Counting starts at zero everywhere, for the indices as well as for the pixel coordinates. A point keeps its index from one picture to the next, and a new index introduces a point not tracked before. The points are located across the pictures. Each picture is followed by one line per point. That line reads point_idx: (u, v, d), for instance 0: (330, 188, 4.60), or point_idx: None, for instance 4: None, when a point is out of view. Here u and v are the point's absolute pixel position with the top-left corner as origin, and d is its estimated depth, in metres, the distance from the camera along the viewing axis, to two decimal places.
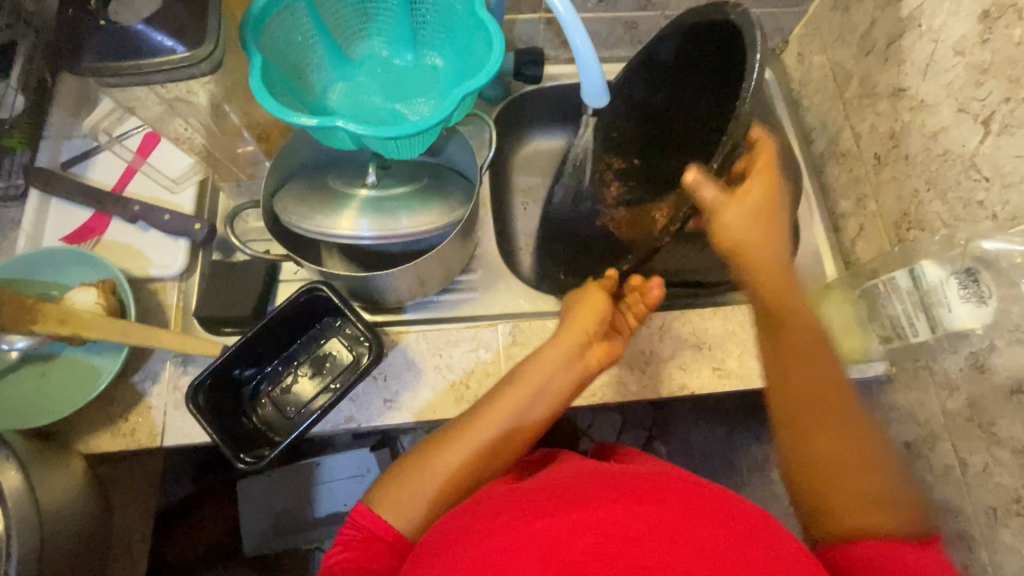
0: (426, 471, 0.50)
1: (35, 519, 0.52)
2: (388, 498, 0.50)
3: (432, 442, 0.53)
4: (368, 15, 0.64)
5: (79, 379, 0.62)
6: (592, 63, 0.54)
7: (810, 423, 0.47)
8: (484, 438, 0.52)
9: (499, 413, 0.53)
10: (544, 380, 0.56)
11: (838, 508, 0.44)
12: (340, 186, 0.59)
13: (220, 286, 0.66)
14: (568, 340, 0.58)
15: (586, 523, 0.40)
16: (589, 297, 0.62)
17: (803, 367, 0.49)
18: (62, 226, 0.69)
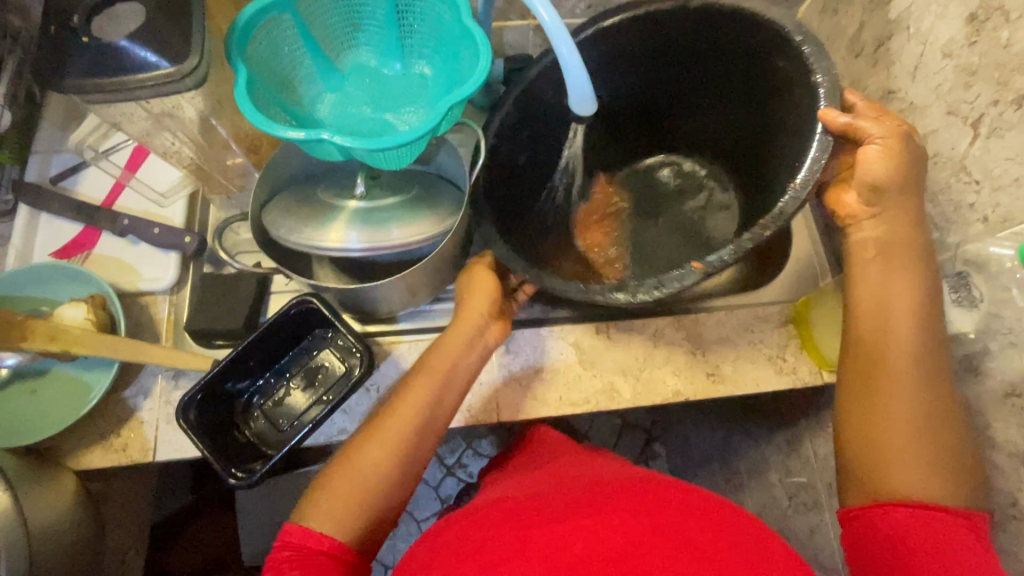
0: (353, 478, 0.51)
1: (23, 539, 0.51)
2: (323, 507, 0.50)
3: (362, 436, 0.54)
4: (355, 25, 0.63)
5: (69, 394, 0.62)
6: (579, 72, 0.54)
7: (894, 375, 0.48)
8: (400, 436, 0.53)
9: (411, 409, 0.54)
10: (452, 365, 0.57)
11: (893, 470, 0.46)
12: (329, 198, 0.59)
13: (211, 299, 0.66)
14: (468, 324, 0.59)
15: (550, 540, 0.41)
16: (476, 281, 0.60)
17: (891, 321, 0.50)
18: (51, 241, 0.68)
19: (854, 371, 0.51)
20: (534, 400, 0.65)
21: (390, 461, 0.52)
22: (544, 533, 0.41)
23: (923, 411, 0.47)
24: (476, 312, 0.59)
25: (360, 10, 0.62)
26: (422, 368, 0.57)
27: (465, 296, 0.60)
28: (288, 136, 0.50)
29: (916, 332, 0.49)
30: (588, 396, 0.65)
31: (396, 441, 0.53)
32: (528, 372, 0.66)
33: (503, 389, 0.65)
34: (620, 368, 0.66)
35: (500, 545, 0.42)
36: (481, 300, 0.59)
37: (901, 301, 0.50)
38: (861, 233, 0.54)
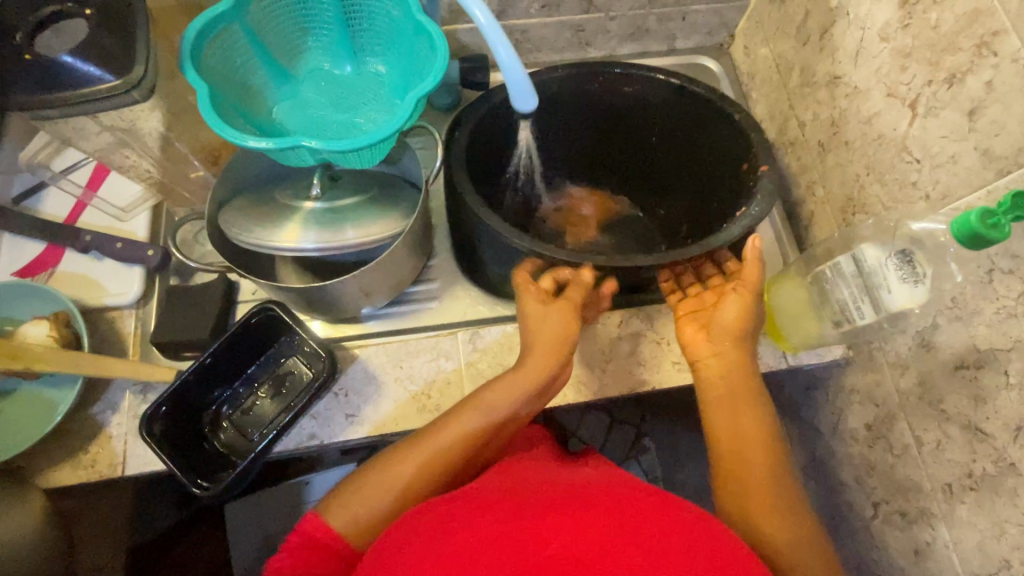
0: (382, 490, 0.51)
1: None
2: (346, 507, 0.50)
3: (409, 441, 0.54)
4: (304, 28, 0.64)
5: (35, 413, 0.61)
6: (516, 68, 0.55)
7: (765, 507, 0.51)
8: (433, 458, 0.53)
9: (463, 433, 0.54)
10: (520, 400, 0.55)
11: None
12: (285, 200, 0.59)
13: (177, 311, 0.66)
14: (540, 366, 0.56)
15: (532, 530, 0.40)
16: (551, 313, 0.57)
17: (747, 449, 0.54)
18: (15, 261, 0.68)
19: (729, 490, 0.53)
20: None
21: (422, 471, 0.52)
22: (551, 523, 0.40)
23: (799, 531, 0.50)
24: (551, 351, 0.57)
25: (307, 13, 0.63)
26: (477, 398, 0.56)
27: (539, 320, 0.57)
28: (256, 144, 0.50)
29: (775, 488, 0.52)
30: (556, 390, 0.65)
31: (440, 450, 0.53)
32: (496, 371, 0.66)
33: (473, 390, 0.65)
34: (587, 361, 0.66)
35: (501, 530, 0.40)
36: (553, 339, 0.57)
37: (749, 433, 0.54)
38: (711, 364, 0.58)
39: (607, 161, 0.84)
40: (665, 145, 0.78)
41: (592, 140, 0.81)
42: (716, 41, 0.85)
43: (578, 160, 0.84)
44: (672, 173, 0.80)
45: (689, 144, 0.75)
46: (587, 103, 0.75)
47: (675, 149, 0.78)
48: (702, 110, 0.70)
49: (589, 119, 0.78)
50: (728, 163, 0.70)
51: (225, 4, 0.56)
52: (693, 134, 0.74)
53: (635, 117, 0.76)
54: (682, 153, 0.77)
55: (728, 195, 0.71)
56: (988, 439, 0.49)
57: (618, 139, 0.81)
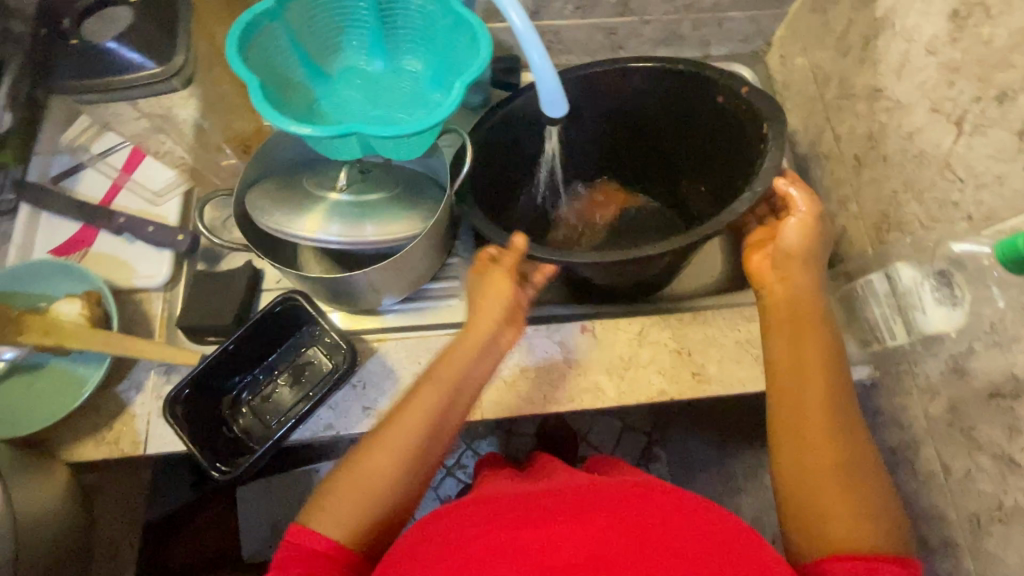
0: (360, 483, 0.51)
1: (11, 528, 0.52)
2: (328, 512, 0.50)
3: (377, 433, 0.54)
4: (341, 29, 0.64)
5: (63, 388, 0.63)
6: (549, 75, 0.55)
7: (811, 423, 0.50)
8: (396, 445, 0.53)
9: (418, 410, 0.54)
10: (461, 373, 0.57)
11: (832, 524, 0.46)
12: (311, 187, 0.60)
13: (203, 296, 0.67)
14: (481, 329, 0.58)
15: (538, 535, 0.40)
16: (486, 288, 0.59)
17: (804, 371, 0.53)
18: (51, 238, 0.70)
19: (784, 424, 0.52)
20: (518, 400, 0.65)
21: (394, 464, 0.52)
22: (567, 528, 0.40)
23: (836, 454, 0.49)
24: (488, 318, 0.59)
25: (346, 13, 0.63)
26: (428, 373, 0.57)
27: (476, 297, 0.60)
28: (307, 130, 0.51)
29: (831, 435, 0.49)
30: (572, 395, 0.65)
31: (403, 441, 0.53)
32: (513, 373, 0.66)
33: (488, 389, 0.65)
34: (604, 367, 0.66)
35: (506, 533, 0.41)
36: (495, 305, 0.59)
37: (805, 357, 0.53)
38: (772, 292, 0.58)
39: (624, 148, 0.82)
40: (683, 132, 0.76)
41: (611, 128, 0.78)
42: (751, 48, 0.84)
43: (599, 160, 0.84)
44: (690, 160, 0.78)
45: (708, 132, 0.72)
46: (612, 104, 0.74)
47: (689, 136, 0.76)
48: (716, 115, 0.69)
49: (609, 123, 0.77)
50: (745, 152, 0.67)
51: (267, 2, 0.57)
52: (713, 121, 0.71)
53: (654, 105, 0.74)
54: (699, 141, 0.75)
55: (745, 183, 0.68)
56: (1021, 471, 0.47)
57: (633, 128, 0.78)
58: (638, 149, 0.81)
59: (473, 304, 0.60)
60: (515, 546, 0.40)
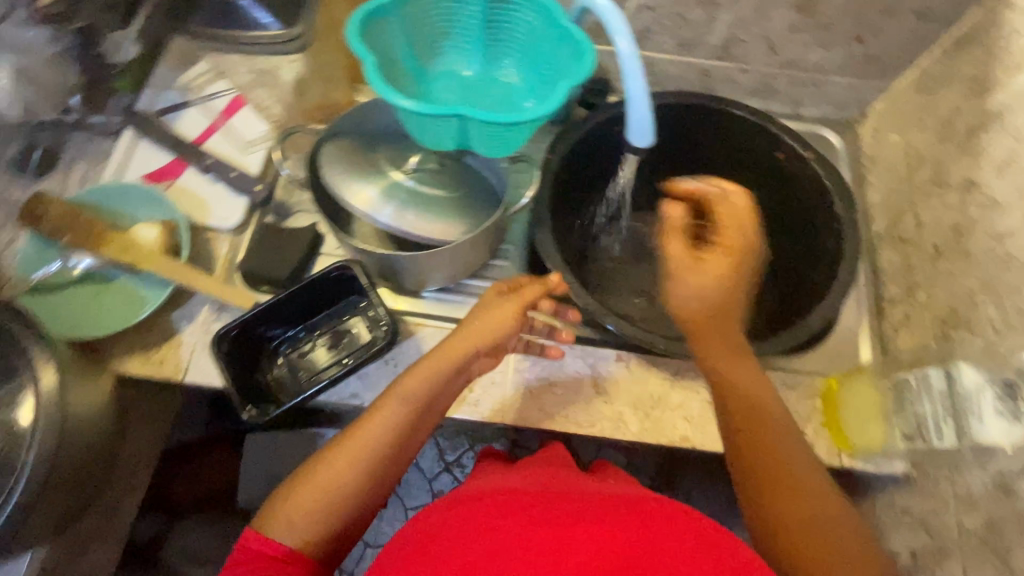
0: (318, 487, 0.52)
1: (59, 420, 0.54)
2: (284, 515, 0.51)
3: (340, 440, 0.55)
4: (445, 33, 0.67)
5: (125, 304, 0.67)
6: (643, 104, 0.55)
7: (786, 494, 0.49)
8: (358, 457, 0.54)
9: (379, 420, 0.55)
10: (422, 389, 0.56)
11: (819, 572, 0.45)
12: (383, 162, 0.65)
13: (268, 248, 0.71)
14: (450, 352, 0.58)
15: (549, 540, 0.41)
16: (470, 321, 0.59)
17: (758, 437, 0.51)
18: (144, 166, 0.75)
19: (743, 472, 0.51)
20: (541, 412, 0.65)
21: (352, 472, 0.53)
22: (579, 528, 0.41)
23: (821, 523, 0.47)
24: (471, 338, 0.58)
25: (453, 18, 0.65)
26: (399, 386, 0.57)
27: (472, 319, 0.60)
28: (420, 109, 0.53)
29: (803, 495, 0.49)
30: (594, 420, 0.65)
31: (362, 453, 0.54)
32: (540, 385, 0.66)
33: (514, 394, 0.66)
34: (632, 401, 0.65)
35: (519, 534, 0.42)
36: (491, 331, 0.59)
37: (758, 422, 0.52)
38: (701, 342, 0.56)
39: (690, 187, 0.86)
40: (749, 184, 0.80)
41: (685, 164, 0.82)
42: (846, 116, 0.82)
43: (662, 193, 0.87)
44: (750, 213, 0.83)
45: (777, 193, 0.77)
46: (697, 138, 0.78)
47: (756, 191, 0.80)
48: (795, 182, 0.74)
49: (688, 154, 0.81)
50: (817, 222, 0.72)
51: None
52: (785, 186, 0.75)
53: (734, 153, 0.78)
54: (764, 196, 0.79)
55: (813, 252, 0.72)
56: None
57: (704, 168, 0.82)
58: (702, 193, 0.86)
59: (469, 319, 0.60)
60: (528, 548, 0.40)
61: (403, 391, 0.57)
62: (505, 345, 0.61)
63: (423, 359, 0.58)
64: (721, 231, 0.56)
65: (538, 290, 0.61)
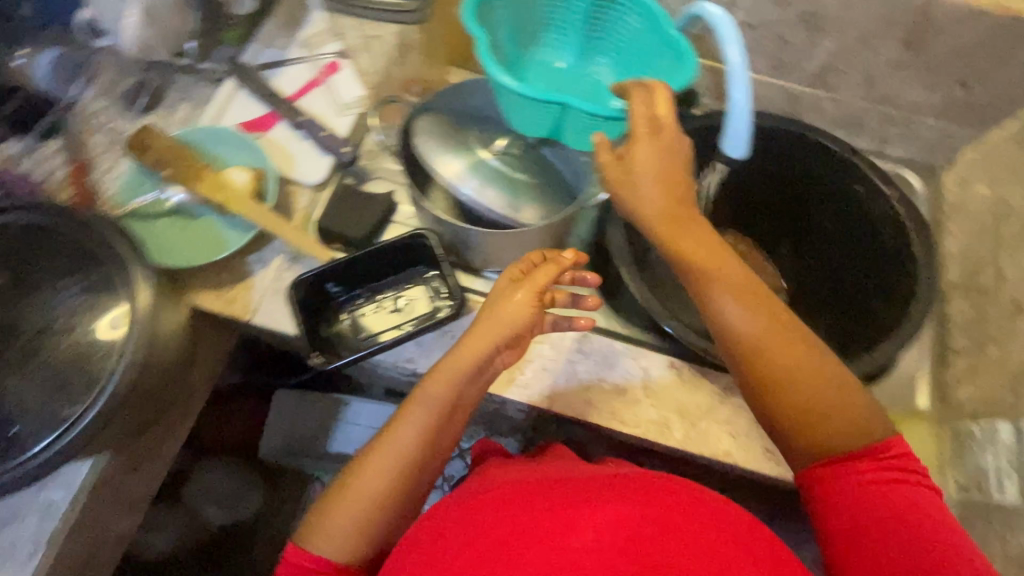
0: (352, 500, 0.54)
1: (149, 338, 0.57)
2: (322, 529, 0.53)
3: (367, 450, 0.57)
4: (546, 25, 0.69)
5: (207, 241, 0.71)
6: (744, 117, 0.55)
7: (764, 356, 0.53)
8: (384, 466, 0.55)
9: (405, 428, 0.56)
10: (446, 389, 0.58)
11: (812, 416, 0.51)
12: (473, 140, 0.68)
13: (345, 208, 0.74)
14: (466, 356, 0.58)
15: (552, 528, 0.46)
16: (477, 330, 0.59)
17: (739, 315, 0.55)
18: (241, 115, 0.78)
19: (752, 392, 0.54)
20: (588, 406, 0.66)
21: (382, 481, 0.55)
22: (588, 519, 0.46)
23: (795, 375, 0.52)
24: (490, 333, 0.59)
25: (557, 11, 0.67)
26: (418, 394, 0.58)
27: (487, 310, 0.60)
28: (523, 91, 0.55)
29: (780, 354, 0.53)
30: (639, 422, 0.65)
31: (392, 461, 0.55)
32: (589, 379, 0.67)
33: (563, 384, 0.67)
34: (679, 409, 0.66)
35: (525, 522, 0.47)
36: (507, 324, 0.59)
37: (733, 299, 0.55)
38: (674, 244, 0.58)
39: (763, 210, 0.86)
40: (825, 214, 0.80)
41: (761, 187, 0.83)
42: (930, 160, 0.81)
43: (736, 213, 0.88)
44: (824, 242, 0.82)
45: (854, 227, 0.76)
46: (776, 164, 0.78)
47: (831, 223, 0.79)
48: (871, 219, 0.73)
49: (761, 178, 0.81)
50: (893, 261, 0.71)
51: None
52: (861, 222, 0.75)
53: (809, 182, 0.78)
54: (838, 228, 0.79)
55: (886, 290, 0.72)
56: None
57: (779, 192, 0.82)
58: (777, 217, 0.86)
59: (485, 312, 0.60)
60: (534, 535, 0.46)
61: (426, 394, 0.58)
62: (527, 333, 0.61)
63: (443, 363, 0.59)
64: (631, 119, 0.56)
65: (550, 273, 0.60)
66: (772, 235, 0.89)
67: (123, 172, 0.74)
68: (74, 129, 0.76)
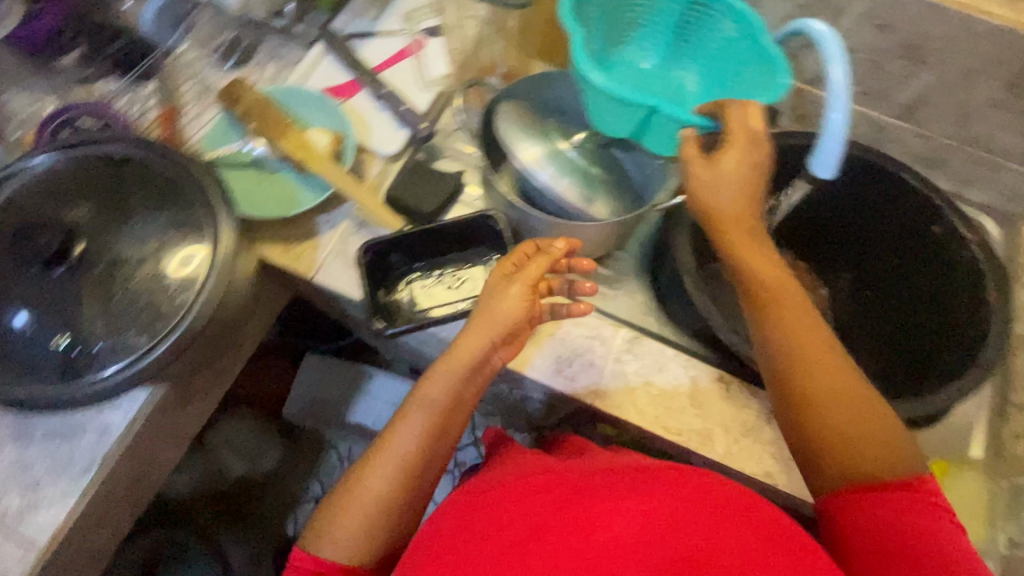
0: (356, 505, 0.54)
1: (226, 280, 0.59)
2: (326, 534, 0.54)
3: (370, 453, 0.57)
4: (637, 25, 0.69)
5: (281, 197, 0.73)
6: (837, 138, 0.53)
7: (821, 372, 0.53)
8: (388, 472, 0.55)
9: (405, 431, 0.57)
10: (446, 385, 0.58)
11: (857, 443, 0.50)
12: (551, 130, 0.69)
13: (415, 182, 0.75)
14: (461, 354, 0.58)
15: (575, 518, 0.47)
16: (472, 328, 0.59)
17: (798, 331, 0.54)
18: (324, 80, 0.80)
19: (797, 418, 0.53)
20: (632, 407, 0.66)
21: (385, 486, 0.55)
22: (611, 512, 0.47)
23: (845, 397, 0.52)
24: (488, 328, 0.58)
25: (650, 13, 0.67)
26: (417, 395, 0.58)
27: (484, 302, 0.59)
28: (617, 92, 0.55)
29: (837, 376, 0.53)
30: (683, 430, 0.65)
31: (393, 464, 0.55)
32: (637, 381, 0.67)
33: (610, 382, 0.67)
34: (725, 422, 0.65)
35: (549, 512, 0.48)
36: (502, 320, 0.59)
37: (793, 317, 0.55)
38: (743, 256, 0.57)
39: (831, 236, 0.85)
40: (896, 250, 0.78)
41: (832, 213, 0.82)
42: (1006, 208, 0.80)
43: (802, 236, 0.86)
44: (889, 277, 0.80)
45: (927, 266, 0.74)
46: (852, 194, 0.77)
47: (903, 261, 0.78)
48: (947, 261, 0.71)
49: (832, 203, 0.80)
50: (964, 308, 0.69)
51: None
52: (935, 263, 0.73)
53: (883, 216, 0.76)
54: (908, 266, 0.77)
55: (952, 337, 0.70)
56: None
57: (850, 221, 0.81)
58: (843, 245, 0.85)
59: (479, 309, 0.60)
60: (557, 524, 0.47)
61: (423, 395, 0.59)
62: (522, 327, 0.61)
63: (438, 363, 0.59)
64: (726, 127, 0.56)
65: (544, 264, 0.60)
66: (832, 263, 0.87)
67: (209, 120, 0.77)
68: (168, 74, 0.79)
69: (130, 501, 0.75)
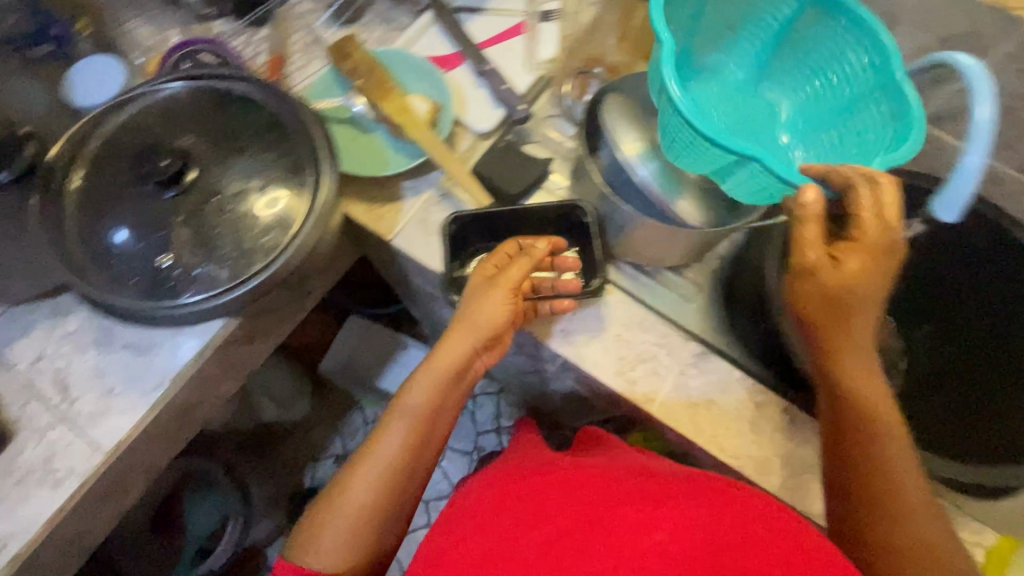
0: (344, 509, 0.55)
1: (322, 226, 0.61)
2: (313, 541, 0.54)
3: (355, 460, 0.58)
4: (735, 26, 0.65)
5: (373, 156, 0.74)
6: (969, 180, 0.51)
7: (884, 453, 0.53)
8: (373, 480, 0.56)
9: (388, 441, 0.58)
10: (429, 389, 0.60)
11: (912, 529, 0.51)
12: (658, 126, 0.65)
13: (504, 162, 0.75)
14: (444, 361, 0.61)
15: (619, 525, 0.46)
16: (451, 336, 0.61)
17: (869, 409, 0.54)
18: (429, 49, 0.81)
19: (854, 493, 0.54)
20: (691, 422, 0.65)
21: (370, 492, 0.56)
22: (659, 520, 0.46)
23: (903, 480, 0.53)
24: (470, 332, 0.61)
25: (753, 15, 0.63)
26: (399, 404, 0.60)
27: (469, 306, 0.61)
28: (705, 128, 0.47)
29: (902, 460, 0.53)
30: (740, 454, 0.63)
31: (378, 471, 0.57)
32: (699, 397, 0.66)
33: (671, 393, 0.66)
34: (784, 455, 0.64)
35: (596, 519, 0.48)
36: (482, 326, 0.61)
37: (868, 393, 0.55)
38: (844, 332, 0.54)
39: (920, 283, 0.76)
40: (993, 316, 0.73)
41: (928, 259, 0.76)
42: None
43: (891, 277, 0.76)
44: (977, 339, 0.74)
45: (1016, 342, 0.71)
46: (968, 250, 0.73)
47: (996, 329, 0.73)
48: None
49: (942, 253, 0.75)
50: None
51: None
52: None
53: (990, 281, 0.72)
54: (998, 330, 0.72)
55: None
56: None
57: (945, 272, 0.75)
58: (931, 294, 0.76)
59: (461, 315, 0.62)
60: (601, 528, 0.46)
61: (405, 405, 0.60)
62: (504, 331, 0.63)
63: (420, 373, 0.61)
64: (859, 220, 0.51)
65: (523, 265, 0.63)
66: (913, 313, 0.76)
67: (314, 73, 0.79)
68: (280, 21, 0.81)
69: (183, 425, 0.77)
